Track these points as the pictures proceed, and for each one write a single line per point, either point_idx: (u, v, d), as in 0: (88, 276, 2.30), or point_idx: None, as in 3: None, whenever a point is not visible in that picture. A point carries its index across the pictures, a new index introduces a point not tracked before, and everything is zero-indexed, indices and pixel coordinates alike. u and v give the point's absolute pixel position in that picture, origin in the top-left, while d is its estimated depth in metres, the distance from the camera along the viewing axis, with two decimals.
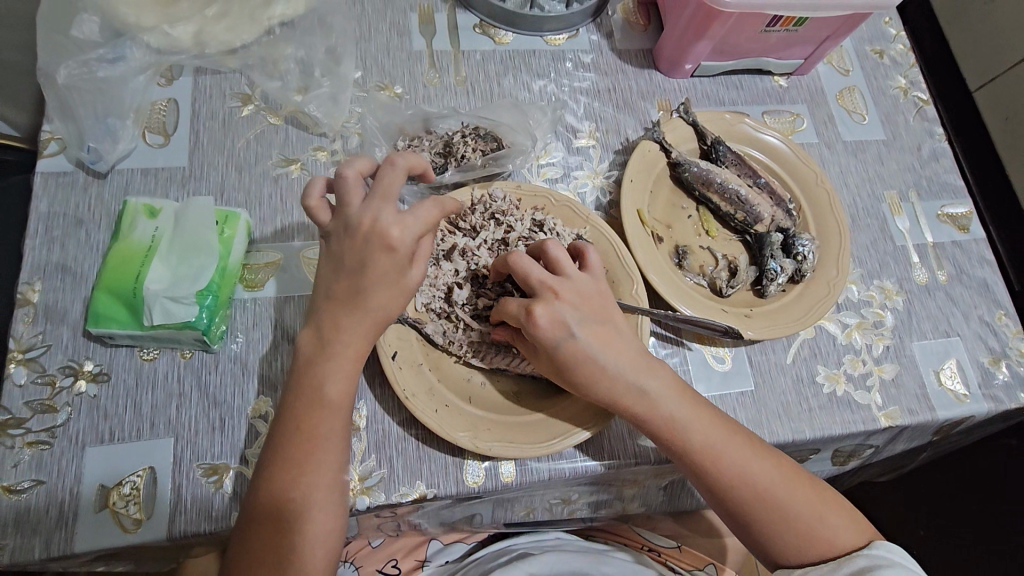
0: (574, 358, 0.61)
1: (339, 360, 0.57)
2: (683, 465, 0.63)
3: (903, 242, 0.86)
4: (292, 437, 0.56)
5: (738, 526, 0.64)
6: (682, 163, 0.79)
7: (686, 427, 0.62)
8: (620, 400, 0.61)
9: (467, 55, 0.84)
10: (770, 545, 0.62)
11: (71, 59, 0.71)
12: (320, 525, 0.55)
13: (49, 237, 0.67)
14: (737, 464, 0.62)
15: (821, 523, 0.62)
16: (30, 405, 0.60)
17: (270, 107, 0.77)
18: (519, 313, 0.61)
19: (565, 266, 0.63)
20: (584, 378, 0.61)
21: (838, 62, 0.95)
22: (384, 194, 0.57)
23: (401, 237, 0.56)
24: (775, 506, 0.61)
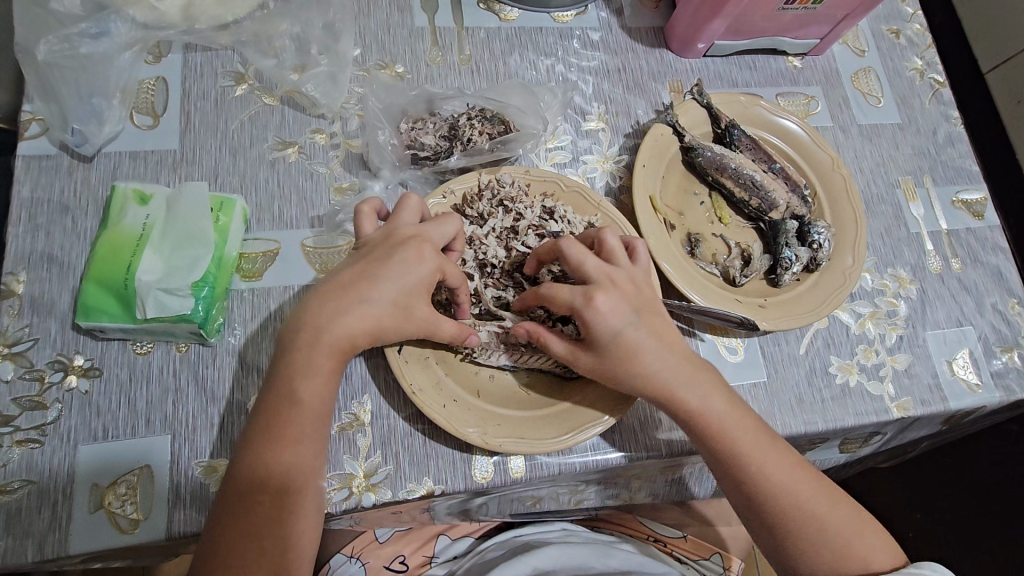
0: (631, 347, 0.59)
1: (318, 355, 0.55)
2: (723, 467, 0.61)
3: (917, 229, 0.84)
4: (268, 434, 0.54)
5: (765, 535, 0.62)
6: (695, 148, 0.76)
7: (734, 430, 0.60)
8: (673, 391, 0.60)
9: (471, 32, 0.80)
10: (797, 556, 0.61)
11: (52, 34, 0.66)
12: (302, 519, 0.53)
13: (33, 225, 0.63)
14: (779, 468, 0.60)
15: (852, 538, 0.60)
16: (19, 402, 0.57)
17: (265, 87, 0.73)
18: (575, 300, 0.59)
19: (619, 254, 0.62)
20: (637, 368, 0.59)
21: (853, 43, 0.92)
22: (437, 224, 0.61)
23: (431, 260, 0.58)
24: (810, 515, 0.60)
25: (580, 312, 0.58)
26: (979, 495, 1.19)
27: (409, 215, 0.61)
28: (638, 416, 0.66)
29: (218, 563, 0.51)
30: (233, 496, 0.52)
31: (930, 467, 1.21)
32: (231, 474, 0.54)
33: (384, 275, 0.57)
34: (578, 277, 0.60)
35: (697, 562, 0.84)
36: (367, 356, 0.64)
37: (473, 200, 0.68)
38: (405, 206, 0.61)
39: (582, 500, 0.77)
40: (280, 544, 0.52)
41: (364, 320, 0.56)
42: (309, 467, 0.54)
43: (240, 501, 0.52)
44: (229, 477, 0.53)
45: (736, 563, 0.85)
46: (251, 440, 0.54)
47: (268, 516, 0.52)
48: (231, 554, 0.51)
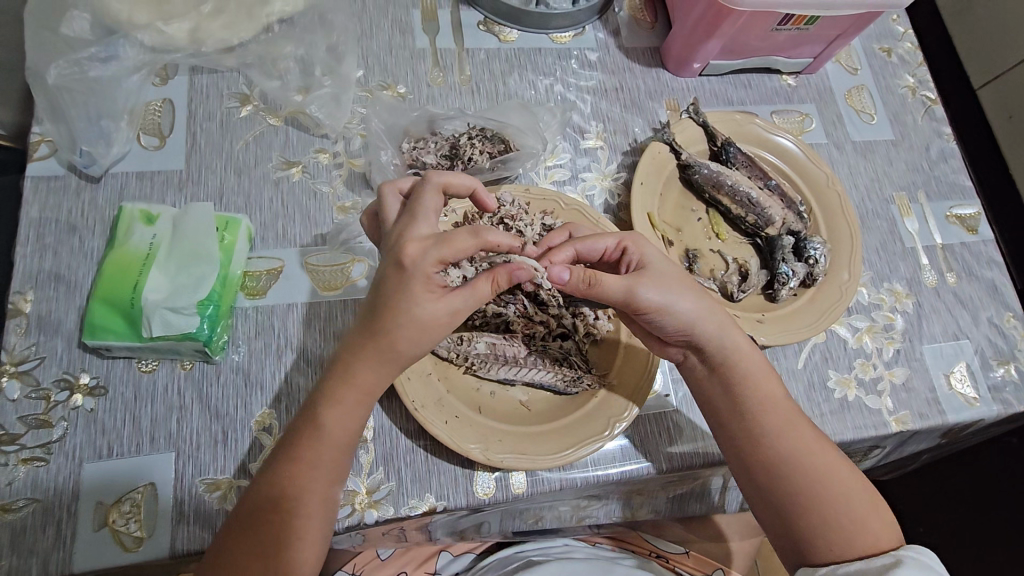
0: (679, 277, 0.62)
1: (343, 387, 0.55)
2: (748, 417, 0.62)
3: (912, 244, 0.85)
4: (284, 455, 0.54)
5: (782, 504, 0.61)
6: (692, 165, 0.77)
7: (763, 380, 0.63)
8: (711, 340, 0.62)
9: (471, 53, 0.82)
10: (811, 527, 0.60)
11: (62, 59, 0.68)
12: (301, 549, 0.53)
13: (41, 244, 0.64)
14: (808, 431, 0.61)
15: (865, 514, 0.60)
16: (24, 421, 0.58)
17: (270, 108, 0.75)
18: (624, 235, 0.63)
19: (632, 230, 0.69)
20: (692, 297, 0.62)
21: (846, 61, 0.94)
22: (416, 212, 0.56)
23: (416, 259, 0.53)
24: (829, 481, 0.60)
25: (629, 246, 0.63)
26: (985, 506, 1.18)
27: (421, 220, 0.56)
28: (637, 432, 0.67)
29: None
30: (244, 511, 0.53)
31: (931, 480, 1.21)
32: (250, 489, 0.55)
33: (397, 316, 0.53)
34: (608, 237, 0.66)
35: None
36: None
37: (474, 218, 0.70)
38: (420, 206, 0.57)
39: (584, 517, 0.77)
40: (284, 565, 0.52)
41: (384, 358, 0.54)
42: (318, 497, 0.54)
43: (246, 522, 0.53)
44: (245, 494, 0.55)
45: None
46: (272, 464, 0.55)
47: (273, 534, 0.53)
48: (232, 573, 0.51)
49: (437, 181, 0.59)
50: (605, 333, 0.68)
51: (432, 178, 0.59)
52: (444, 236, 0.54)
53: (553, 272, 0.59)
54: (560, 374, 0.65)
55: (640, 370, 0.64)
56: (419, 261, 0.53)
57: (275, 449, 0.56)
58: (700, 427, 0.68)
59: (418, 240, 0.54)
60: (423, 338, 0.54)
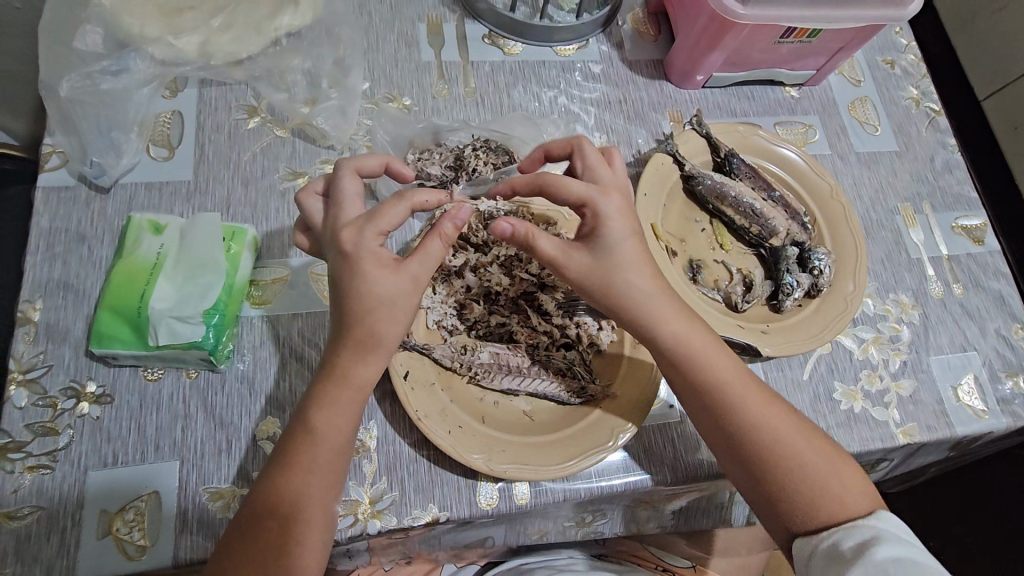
0: (615, 244, 0.58)
1: (334, 387, 0.55)
2: (695, 398, 0.60)
3: (917, 255, 0.85)
4: (282, 458, 0.54)
5: (745, 480, 0.60)
6: (695, 176, 0.78)
7: (703, 355, 0.60)
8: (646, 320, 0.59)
9: (476, 65, 0.83)
10: (778, 501, 0.58)
11: (74, 71, 0.69)
12: (301, 556, 0.53)
13: (51, 254, 0.65)
14: (756, 406, 0.59)
15: (829, 479, 0.58)
16: (31, 428, 0.58)
17: (277, 119, 0.76)
18: (589, 192, 0.59)
19: (598, 168, 0.62)
20: (628, 270, 0.59)
21: (849, 73, 0.94)
22: (338, 202, 0.58)
23: (357, 244, 0.55)
24: (775, 453, 0.58)
25: (592, 203, 0.58)
26: (997, 521, 1.16)
27: (348, 206, 0.58)
28: (640, 443, 0.66)
29: None
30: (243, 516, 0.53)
31: (940, 495, 1.20)
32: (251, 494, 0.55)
33: (356, 294, 0.54)
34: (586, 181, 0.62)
35: None
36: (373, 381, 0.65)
37: (478, 229, 0.71)
38: (341, 194, 0.59)
39: (588, 531, 0.77)
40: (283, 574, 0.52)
41: (362, 344, 0.55)
42: (315, 502, 0.54)
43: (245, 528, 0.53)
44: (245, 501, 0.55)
45: None
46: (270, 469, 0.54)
47: (271, 537, 0.52)
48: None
49: (350, 167, 0.60)
50: (609, 343, 0.68)
51: (341, 165, 0.60)
52: (374, 213, 0.56)
53: (497, 225, 0.60)
54: (564, 383, 0.65)
55: (643, 377, 0.64)
56: (358, 241, 0.55)
57: (273, 456, 0.56)
58: None
59: (350, 224, 0.56)
60: (386, 311, 0.55)
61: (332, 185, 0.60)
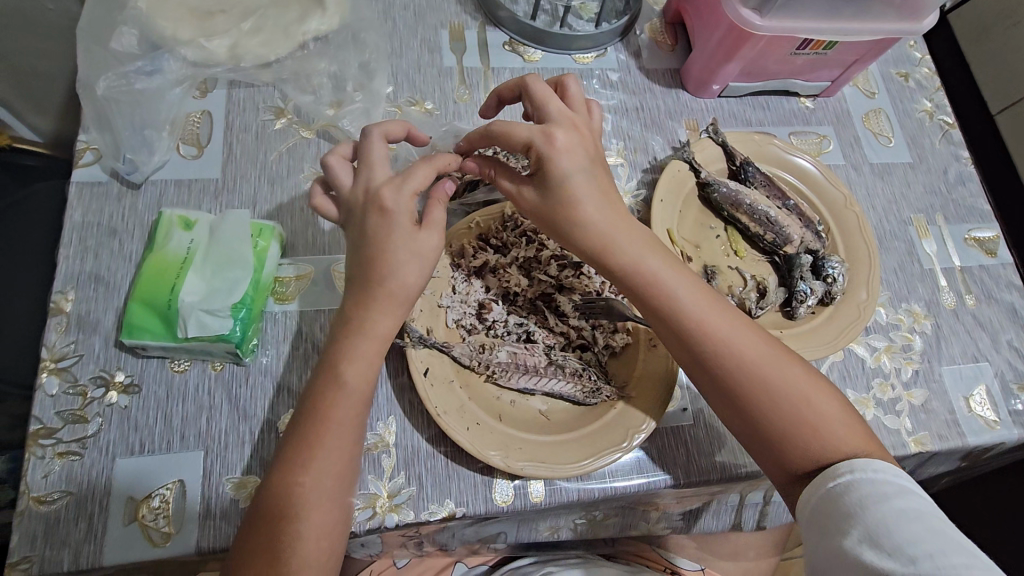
0: (568, 188, 0.60)
1: (358, 340, 0.57)
2: (669, 332, 0.62)
3: (930, 266, 0.85)
4: (307, 406, 0.56)
5: (725, 409, 0.62)
6: (712, 183, 0.79)
7: (674, 290, 0.62)
8: (608, 254, 0.62)
9: (496, 71, 0.85)
10: (757, 425, 0.60)
11: (110, 71, 0.71)
12: (326, 513, 0.54)
13: (83, 247, 0.67)
14: (720, 334, 0.61)
15: (807, 408, 0.59)
16: (62, 416, 0.60)
17: (303, 121, 0.77)
18: (533, 134, 0.59)
19: (549, 100, 0.62)
20: (582, 208, 0.61)
21: (863, 85, 0.96)
22: (367, 162, 0.60)
23: (395, 205, 0.57)
24: (742, 379, 0.60)
25: (538, 144, 0.59)
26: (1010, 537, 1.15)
27: (377, 168, 0.59)
28: (654, 446, 0.67)
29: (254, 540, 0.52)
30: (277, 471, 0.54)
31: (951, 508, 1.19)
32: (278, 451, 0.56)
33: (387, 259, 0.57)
34: (540, 118, 0.62)
35: None
36: (392, 377, 0.67)
37: (498, 230, 0.72)
38: (369, 156, 0.60)
39: (599, 530, 0.78)
40: (310, 528, 0.53)
41: (394, 299, 0.57)
42: (343, 457, 0.55)
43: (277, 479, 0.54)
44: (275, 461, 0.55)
45: None
46: (297, 424, 0.56)
47: (287, 488, 0.53)
48: (264, 530, 0.53)
49: (379, 133, 0.61)
50: (623, 346, 0.69)
51: (369, 130, 0.61)
52: (405, 174, 0.59)
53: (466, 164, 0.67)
54: (579, 384, 0.66)
55: (660, 369, 0.65)
56: (397, 201, 0.57)
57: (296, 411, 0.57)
58: (720, 441, 0.69)
59: (387, 183, 0.58)
60: (415, 265, 0.57)
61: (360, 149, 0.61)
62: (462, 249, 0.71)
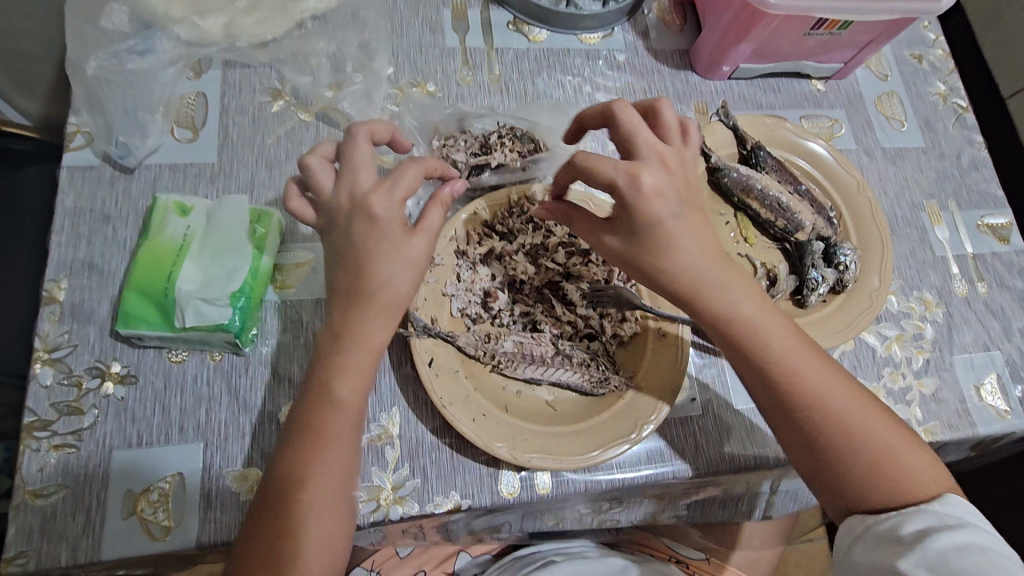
0: (659, 227, 0.56)
1: (348, 354, 0.55)
2: (754, 374, 0.59)
3: (942, 253, 0.84)
4: (298, 421, 0.55)
5: (802, 455, 0.59)
6: (722, 168, 0.77)
7: (766, 331, 0.59)
8: (700, 291, 0.58)
9: (500, 52, 0.82)
10: (838, 471, 0.57)
11: (100, 50, 0.68)
12: (326, 527, 0.53)
13: (75, 233, 0.65)
14: (812, 379, 0.58)
15: (893, 457, 0.57)
16: (56, 407, 0.58)
17: (301, 103, 0.75)
18: (619, 172, 0.55)
19: (637, 133, 0.58)
20: (673, 246, 0.57)
21: (876, 67, 0.93)
22: (351, 165, 0.56)
23: (385, 210, 0.55)
24: (830, 425, 0.57)
25: (624, 184, 0.55)
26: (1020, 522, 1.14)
27: (362, 173, 0.56)
28: (663, 436, 0.66)
29: (252, 555, 0.52)
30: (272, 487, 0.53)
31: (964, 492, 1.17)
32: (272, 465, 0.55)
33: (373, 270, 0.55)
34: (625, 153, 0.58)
35: None
36: (396, 367, 0.65)
37: (503, 216, 0.70)
38: (353, 159, 0.56)
39: (604, 520, 0.77)
40: (308, 543, 0.52)
41: (385, 312, 0.56)
42: (338, 471, 0.54)
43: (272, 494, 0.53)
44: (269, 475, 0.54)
45: None
46: (288, 438, 0.55)
47: (285, 505, 0.53)
48: (262, 546, 0.52)
49: (363, 133, 0.58)
50: (632, 335, 0.68)
51: (353, 130, 0.58)
52: (395, 176, 0.56)
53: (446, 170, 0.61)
54: (586, 375, 0.64)
55: (667, 368, 0.63)
56: (389, 208, 0.55)
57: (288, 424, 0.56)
58: (729, 432, 0.67)
59: (375, 189, 0.55)
60: (409, 271, 0.56)
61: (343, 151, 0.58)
62: (467, 235, 0.69)
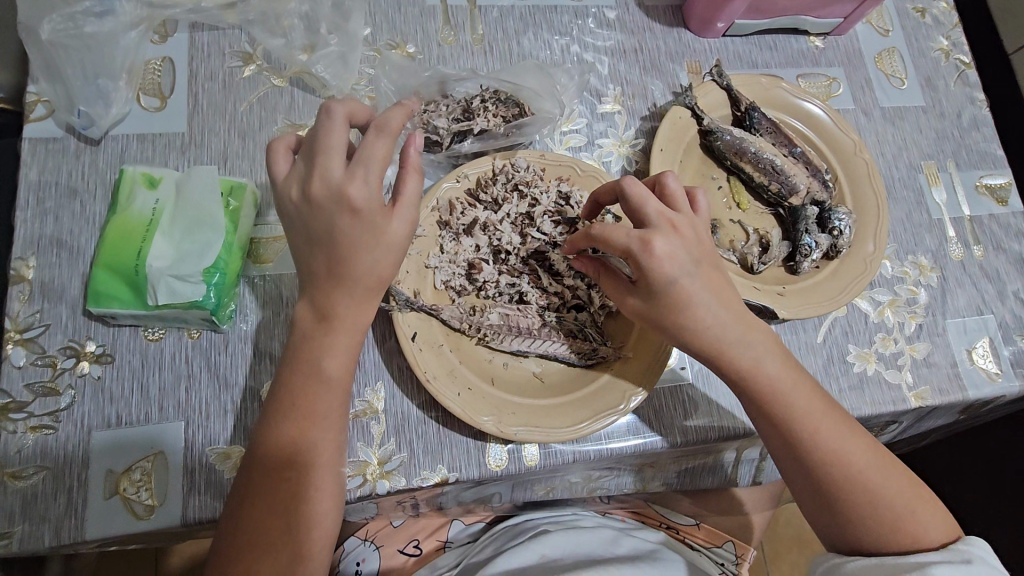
0: (679, 296, 0.56)
1: (332, 331, 0.54)
2: (776, 435, 0.59)
3: (938, 216, 0.82)
4: (282, 403, 0.53)
5: (818, 509, 0.59)
6: (714, 131, 0.74)
7: (790, 395, 0.58)
8: (720, 354, 0.58)
9: (483, 10, 0.78)
10: (850, 524, 0.58)
11: (55, 13, 0.64)
12: (318, 503, 0.53)
13: (42, 209, 0.63)
14: (834, 438, 0.58)
15: (907, 513, 0.57)
16: (31, 388, 0.57)
17: (273, 68, 0.71)
18: (631, 243, 0.55)
19: (649, 203, 0.57)
20: (692, 316, 0.56)
21: (877, 22, 0.89)
22: (324, 147, 0.52)
23: (360, 198, 0.52)
24: (848, 486, 0.57)
25: (636, 254, 0.55)
26: None
27: (334, 157, 0.52)
28: (652, 405, 0.66)
29: (244, 535, 0.52)
30: (259, 469, 0.52)
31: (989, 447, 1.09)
32: (255, 446, 0.53)
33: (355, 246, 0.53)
34: (637, 222, 0.57)
35: (709, 548, 0.83)
36: (380, 342, 0.64)
37: (487, 184, 0.68)
38: (324, 142, 0.52)
39: (594, 488, 0.77)
40: (302, 520, 0.52)
41: (369, 291, 0.54)
42: (326, 450, 0.54)
43: (259, 475, 0.52)
44: (254, 456, 0.53)
45: (751, 552, 0.83)
46: (270, 419, 0.53)
47: (276, 487, 0.52)
48: (253, 525, 0.51)
49: (342, 112, 0.53)
50: None
51: (332, 108, 0.53)
52: (365, 159, 0.52)
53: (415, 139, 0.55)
54: (573, 346, 0.63)
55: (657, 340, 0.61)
56: (366, 197, 0.52)
57: (269, 405, 0.54)
58: (719, 399, 0.67)
59: (347, 177, 0.52)
60: (390, 254, 0.54)
61: (318, 129, 0.53)
62: (449, 205, 0.66)
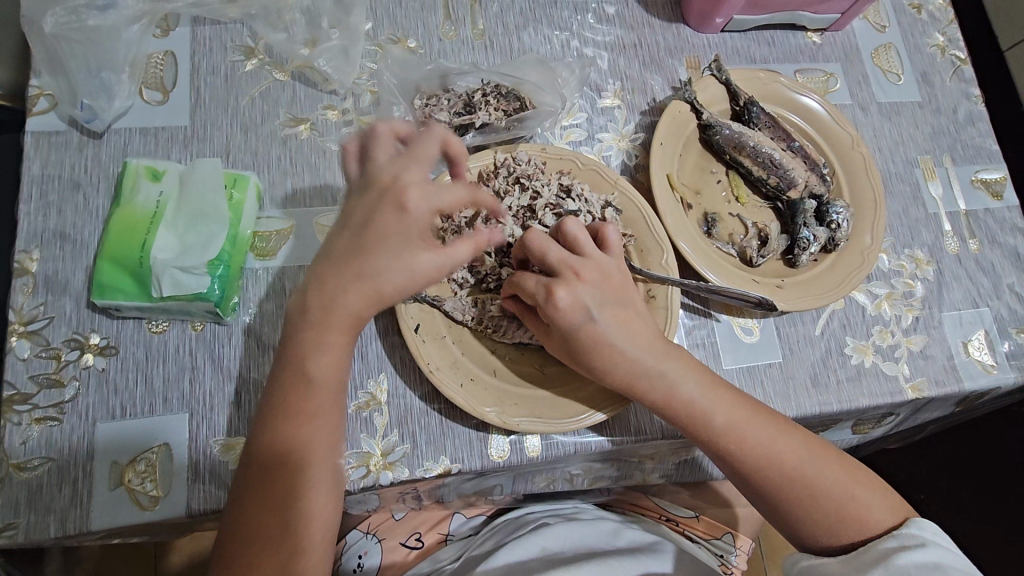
0: (590, 341, 0.58)
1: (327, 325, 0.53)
2: (709, 449, 0.60)
3: (935, 209, 0.83)
4: (277, 399, 0.53)
5: (764, 506, 0.61)
6: (713, 125, 0.75)
7: (713, 411, 0.59)
8: (639, 383, 0.59)
9: (484, 5, 0.78)
10: (795, 519, 0.60)
11: (58, 6, 0.64)
12: (318, 496, 0.53)
13: (45, 202, 0.63)
14: (762, 446, 0.59)
15: (848, 500, 0.59)
16: (36, 379, 0.57)
17: (275, 61, 0.72)
18: (536, 295, 0.58)
19: (549, 247, 0.59)
20: (604, 358, 0.58)
21: (874, 18, 0.90)
22: (415, 155, 0.54)
23: (418, 208, 0.52)
24: (783, 487, 0.59)
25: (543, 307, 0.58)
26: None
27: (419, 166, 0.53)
28: None
29: (244, 529, 0.52)
30: (256, 464, 0.53)
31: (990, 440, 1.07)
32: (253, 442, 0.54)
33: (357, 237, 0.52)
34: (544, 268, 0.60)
35: (709, 540, 0.83)
36: (382, 335, 0.64)
37: (489, 178, 0.68)
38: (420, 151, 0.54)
39: (595, 480, 0.78)
40: (302, 513, 0.53)
41: None
42: (324, 443, 0.54)
43: (259, 470, 0.53)
44: (252, 450, 0.53)
45: (747, 541, 0.84)
46: (267, 413, 0.54)
47: (271, 483, 0.53)
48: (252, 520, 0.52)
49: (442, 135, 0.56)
50: None
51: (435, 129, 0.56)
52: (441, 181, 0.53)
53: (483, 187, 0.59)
54: None
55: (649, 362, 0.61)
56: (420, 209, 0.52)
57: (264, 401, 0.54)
58: None
59: (418, 186, 0.52)
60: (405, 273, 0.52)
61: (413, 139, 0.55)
62: None
